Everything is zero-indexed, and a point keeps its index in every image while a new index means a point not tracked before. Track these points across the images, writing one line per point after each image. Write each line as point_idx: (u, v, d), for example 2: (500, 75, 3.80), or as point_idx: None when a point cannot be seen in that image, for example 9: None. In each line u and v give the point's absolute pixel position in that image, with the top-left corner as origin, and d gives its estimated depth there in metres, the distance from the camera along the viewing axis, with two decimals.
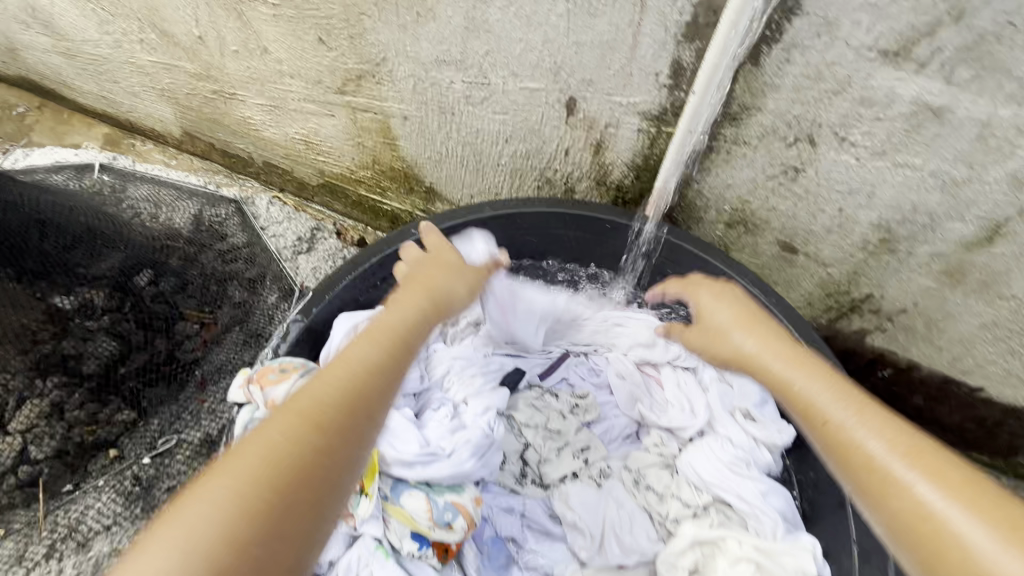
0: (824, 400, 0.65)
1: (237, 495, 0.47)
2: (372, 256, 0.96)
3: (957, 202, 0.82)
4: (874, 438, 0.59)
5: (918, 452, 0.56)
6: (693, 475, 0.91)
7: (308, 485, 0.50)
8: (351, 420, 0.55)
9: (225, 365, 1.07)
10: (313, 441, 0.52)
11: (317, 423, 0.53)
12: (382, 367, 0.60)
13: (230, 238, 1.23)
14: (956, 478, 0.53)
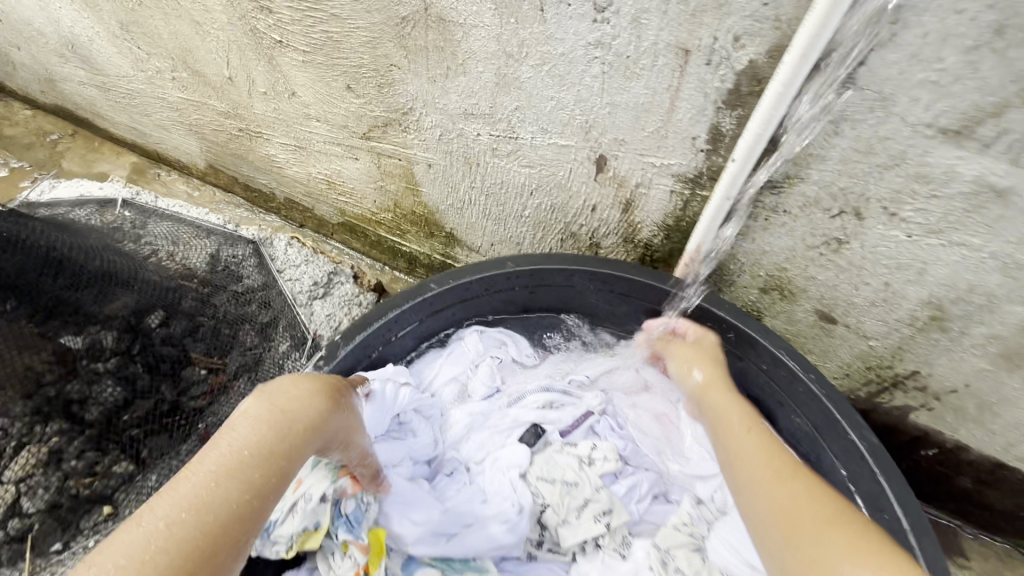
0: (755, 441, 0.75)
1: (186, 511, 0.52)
2: (387, 311, 0.92)
3: (1019, 285, 0.76)
4: (792, 492, 0.67)
5: (830, 509, 0.64)
6: (720, 555, 0.82)
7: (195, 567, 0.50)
8: (251, 514, 0.55)
9: (230, 418, 1.02)
10: (222, 516, 0.53)
11: (241, 497, 0.54)
12: (272, 470, 0.58)
13: (245, 279, 1.20)
14: (847, 524, 0.61)
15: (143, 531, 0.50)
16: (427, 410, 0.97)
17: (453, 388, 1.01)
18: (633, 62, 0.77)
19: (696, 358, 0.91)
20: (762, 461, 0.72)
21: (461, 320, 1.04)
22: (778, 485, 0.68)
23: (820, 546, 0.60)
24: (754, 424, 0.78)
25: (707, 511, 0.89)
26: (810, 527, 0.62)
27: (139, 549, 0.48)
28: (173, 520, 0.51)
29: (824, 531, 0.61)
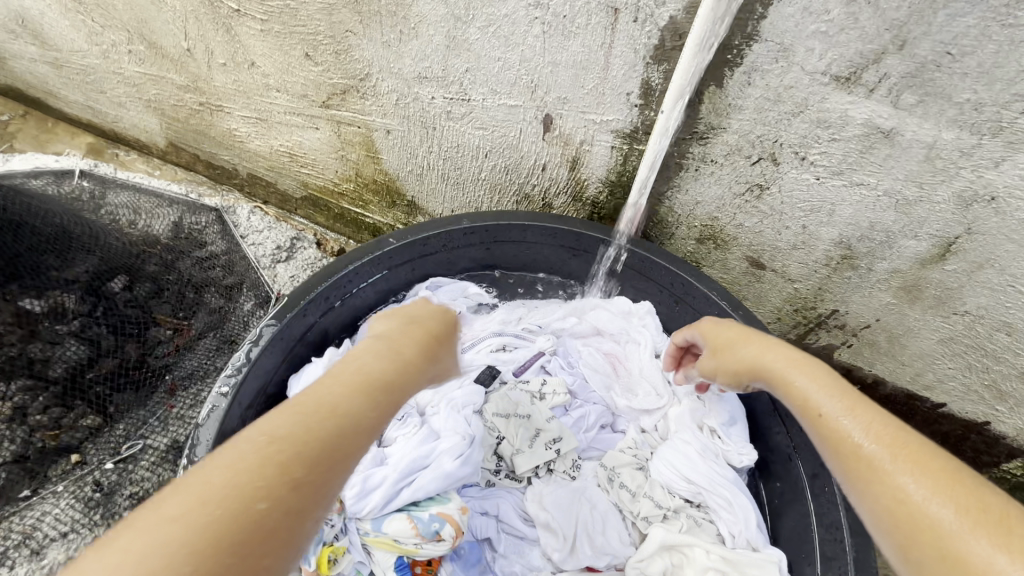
0: (824, 401, 0.61)
1: (298, 420, 0.47)
2: (348, 264, 0.96)
3: (910, 220, 0.86)
4: (914, 484, 0.50)
5: (969, 502, 0.47)
6: (661, 472, 0.87)
7: (269, 521, 0.41)
8: (336, 463, 0.47)
9: (197, 371, 1.06)
10: (310, 462, 0.45)
11: (336, 431, 0.48)
12: (369, 412, 0.52)
13: (209, 246, 1.22)
14: (999, 520, 0.44)
15: (225, 454, 0.43)
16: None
17: None
18: (569, 22, 0.84)
19: (742, 338, 0.76)
20: (860, 441, 0.56)
21: (417, 277, 1.09)
22: (895, 472, 0.51)
23: (977, 557, 0.43)
24: (815, 378, 0.64)
25: (651, 438, 0.95)
26: (960, 535, 0.45)
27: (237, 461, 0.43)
28: (270, 437, 0.45)
29: (981, 535, 0.44)
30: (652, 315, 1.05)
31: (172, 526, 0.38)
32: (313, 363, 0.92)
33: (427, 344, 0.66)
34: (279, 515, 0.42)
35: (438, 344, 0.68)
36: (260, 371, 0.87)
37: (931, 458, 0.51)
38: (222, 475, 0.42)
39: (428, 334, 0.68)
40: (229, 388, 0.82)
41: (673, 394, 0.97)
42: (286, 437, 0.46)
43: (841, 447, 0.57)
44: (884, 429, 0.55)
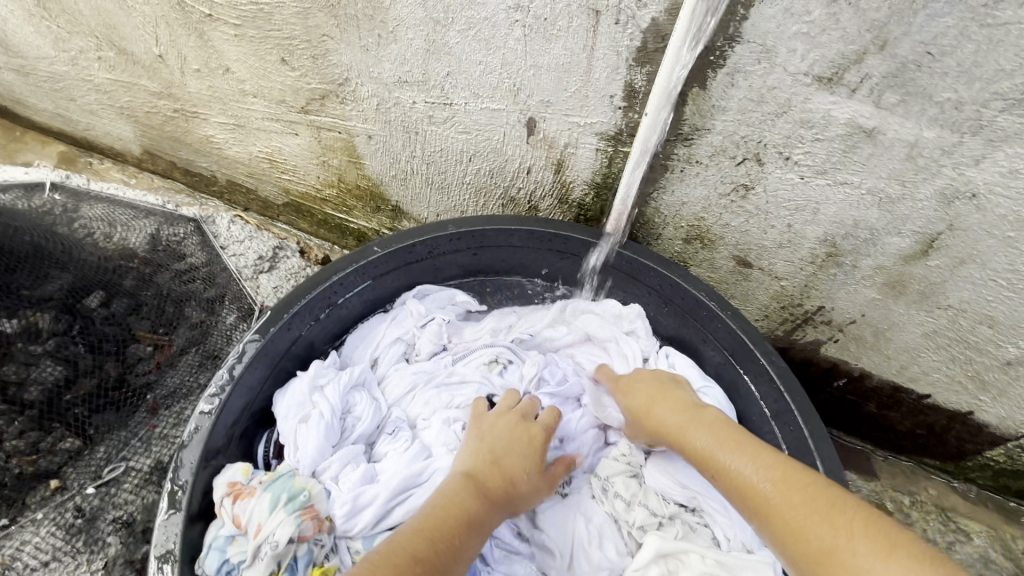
0: (722, 453, 0.71)
1: (429, 523, 0.65)
2: (335, 275, 0.94)
3: (893, 217, 0.87)
4: (802, 518, 0.60)
5: (847, 521, 0.57)
6: (656, 479, 0.86)
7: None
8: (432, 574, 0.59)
9: (179, 389, 1.03)
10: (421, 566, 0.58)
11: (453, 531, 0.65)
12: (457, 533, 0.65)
13: (188, 258, 1.19)
14: (868, 532, 0.55)
15: (383, 552, 0.58)
16: (363, 378, 0.93)
17: (398, 348, 1.01)
18: (550, 25, 0.83)
19: (653, 396, 0.86)
20: (759, 483, 0.65)
21: (402, 285, 1.07)
22: (794, 511, 0.61)
23: (862, 568, 0.53)
24: (710, 432, 0.74)
25: None
26: (846, 552, 0.55)
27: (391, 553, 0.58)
28: (412, 554, 0.59)
29: (857, 547, 0.54)
30: (642, 319, 1.03)
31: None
32: (298, 377, 0.89)
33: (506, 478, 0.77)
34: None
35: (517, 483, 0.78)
36: (245, 388, 0.85)
37: (818, 492, 0.61)
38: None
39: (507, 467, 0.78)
40: (213, 407, 0.81)
41: None
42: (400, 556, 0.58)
43: (745, 493, 0.66)
44: (774, 473, 0.65)
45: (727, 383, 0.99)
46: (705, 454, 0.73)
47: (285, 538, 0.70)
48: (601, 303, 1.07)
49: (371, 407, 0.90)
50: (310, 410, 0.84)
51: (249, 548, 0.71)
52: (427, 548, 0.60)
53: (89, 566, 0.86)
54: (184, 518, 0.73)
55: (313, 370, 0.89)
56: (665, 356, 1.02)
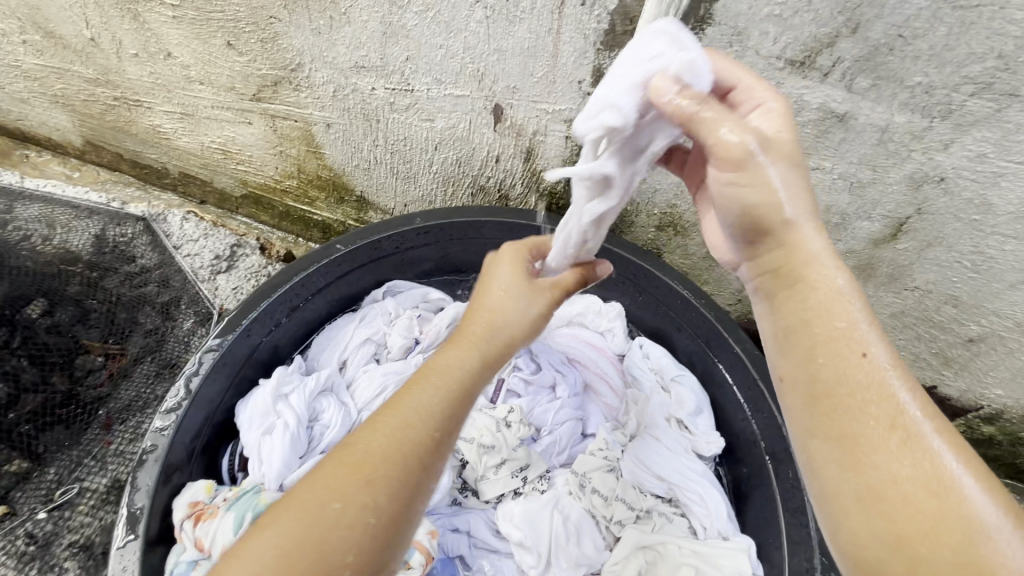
0: (841, 303, 0.49)
1: (387, 451, 0.49)
2: (295, 274, 0.89)
3: (864, 202, 0.86)
4: (936, 438, 0.45)
5: (973, 463, 0.44)
6: (635, 473, 0.86)
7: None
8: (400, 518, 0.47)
9: (134, 402, 0.98)
10: (379, 517, 0.47)
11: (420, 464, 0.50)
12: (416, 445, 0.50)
13: (139, 260, 1.11)
14: (994, 487, 0.44)
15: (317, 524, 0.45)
16: (330, 383, 0.90)
17: (367, 349, 0.96)
18: (513, 6, 0.78)
19: (777, 151, 0.48)
20: (884, 367, 0.47)
21: (370, 283, 1.03)
22: (913, 444, 0.45)
23: (983, 536, 0.41)
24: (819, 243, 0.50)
25: (620, 433, 0.92)
26: (964, 495, 0.42)
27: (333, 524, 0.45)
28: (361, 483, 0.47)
29: (983, 502, 0.42)
30: (620, 317, 1.02)
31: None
32: (259, 387, 0.84)
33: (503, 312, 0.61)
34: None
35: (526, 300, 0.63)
36: (203, 401, 0.80)
37: (943, 421, 0.46)
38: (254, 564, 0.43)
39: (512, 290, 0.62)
40: (171, 424, 0.76)
41: (639, 388, 0.97)
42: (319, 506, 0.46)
43: (844, 371, 0.47)
44: (903, 372, 0.47)
45: (701, 371, 0.99)
46: (814, 283, 0.50)
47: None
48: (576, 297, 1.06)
49: (340, 412, 0.86)
50: (275, 418, 0.81)
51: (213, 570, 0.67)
52: (379, 495, 0.47)
53: None
54: (143, 544, 0.68)
55: (276, 376, 0.85)
56: (637, 346, 1.02)
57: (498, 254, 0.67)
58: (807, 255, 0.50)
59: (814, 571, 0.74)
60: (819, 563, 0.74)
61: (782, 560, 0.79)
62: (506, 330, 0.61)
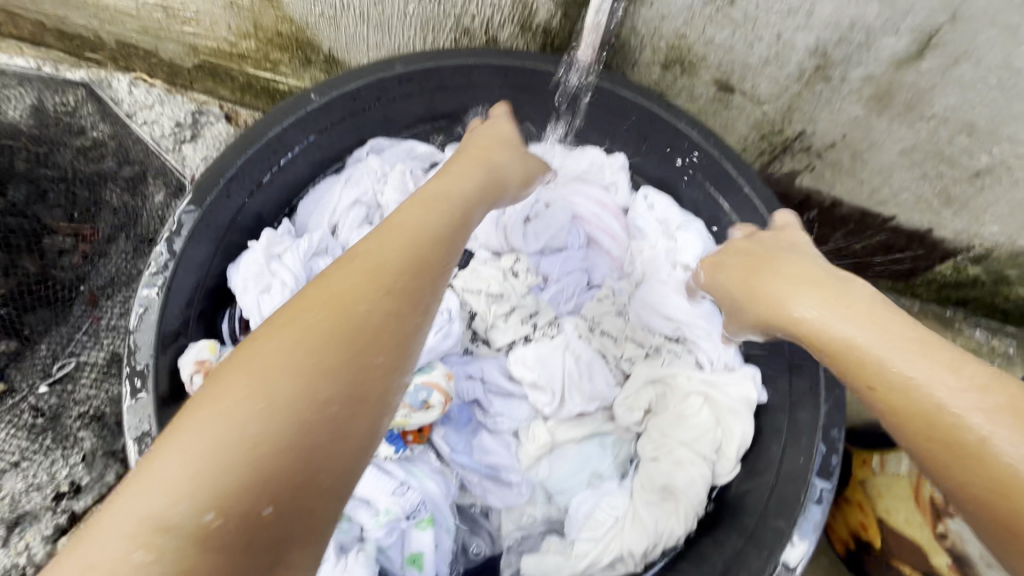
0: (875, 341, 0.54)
1: (374, 282, 0.49)
2: (270, 128, 0.81)
3: (894, 13, 0.78)
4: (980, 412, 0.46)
5: None
6: (642, 317, 0.87)
7: (295, 405, 0.41)
8: (376, 337, 0.47)
9: (117, 278, 0.91)
10: (389, 339, 0.48)
11: (403, 305, 0.50)
12: (380, 273, 0.50)
13: (90, 131, 0.97)
14: None
15: (317, 351, 0.44)
16: (324, 245, 0.85)
17: (358, 212, 0.90)
18: None
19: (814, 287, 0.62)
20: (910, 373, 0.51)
21: (353, 141, 0.95)
22: (997, 437, 0.45)
23: None
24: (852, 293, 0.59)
25: (626, 283, 0.92)
26: None
27: (330, 343, 0.45)
28: (349, 305, 0.47)
29: None
30: (623, 170, 0.98)
31: (217, 429, 0.40)
32: (248, 249, 0.79)
33: (472, 163, 0.72)
34: (310, 410, 0.42)
35: (493, 156, 0.75)
36: (191, 264, 0.76)
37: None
38: (229, 385, 0.42)
39: (476, 150, 0.74)
40: (160, 282, 0.71)
41: (643, 238, 0.95)
42: (294, 326, 0.46)
43: (887, 406, 0.52)
44: (935, 361, 0.51)
45: (707, 217, 0.97)
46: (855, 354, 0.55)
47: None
48: (580, 150, 1.00)
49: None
50: (271, 278, 0.77)
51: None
52: (368, 331, 0.47)
53: (66, 461, 0.81)
54: (154, 400, 0.66)
55: (265, 238, 0.79)
56: (642, 197, 0.96)
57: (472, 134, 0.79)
58: (840, 337, 0.57)
59: (817, 390, 0.76)
60: (822, 382, 0.75)
61: (785, 386, 0.81)
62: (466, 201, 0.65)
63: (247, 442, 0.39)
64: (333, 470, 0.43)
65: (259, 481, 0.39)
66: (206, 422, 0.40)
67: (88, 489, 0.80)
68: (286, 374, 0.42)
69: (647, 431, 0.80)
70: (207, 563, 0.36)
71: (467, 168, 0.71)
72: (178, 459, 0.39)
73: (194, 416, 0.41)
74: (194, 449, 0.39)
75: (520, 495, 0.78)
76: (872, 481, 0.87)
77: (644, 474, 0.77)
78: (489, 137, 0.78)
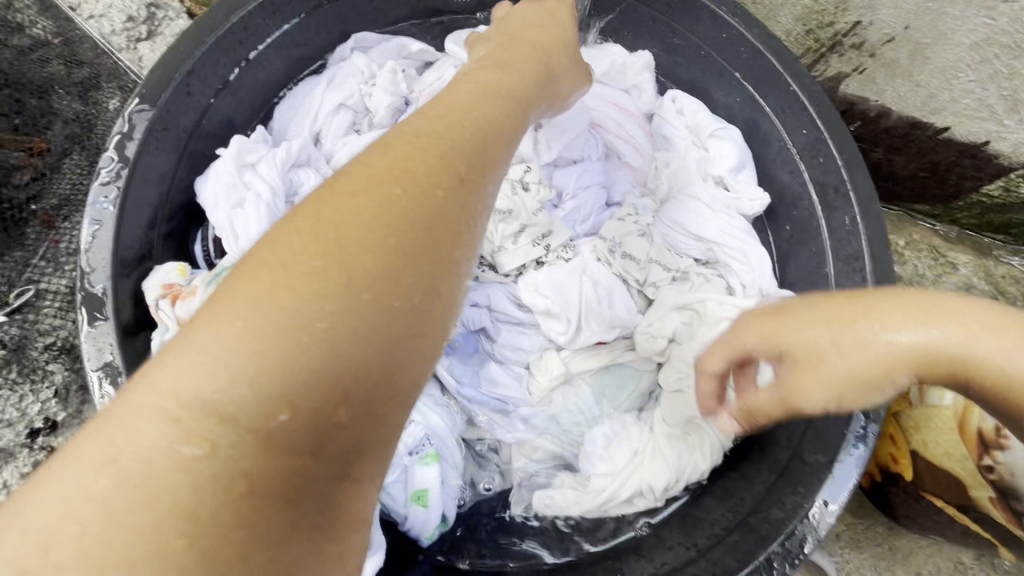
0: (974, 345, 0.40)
1: (442, 116, 0.39)
2: (230, 12, 0.68)
3: None
4: None
5: None
6: (668, 237, 0.78)
7: (379, 279, 0.31)
8: (472, 209, 0.36)
9: (73, 197, 0.80)
10: (465, 177, 0.36)
11: (479, 142, 0.38)
12: (476, 133, 0.39)
13: (31, 28, 0.85)
14: None
15: (384, 181, 0.33)
16: (306, 155, 0.74)
17: (343, 118, 0.79)
18: None
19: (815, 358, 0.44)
20: None
21: (334, 36, 0.81)
22: None
23: None
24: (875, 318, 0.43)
25: (650, 200, 0.82)
26: None
27: (398, 173, 0.34)
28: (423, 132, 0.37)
29: None
30: (649, 70, 0.85)
31: (279, 297, 0.29)
32: (219, 158, 0.69)
33: (535, 52, 0.55)
34: (396, 291, 0.31)
35: (550, 51, 0.58)
36: (150, 173, 0.65)
37: None
38: (288, 229, 0.31)
39: (533, 39, 0.57)
40: (113, 193, 0.61)
41: (670, 149, 0.84)
42: (372, 174, 0.34)
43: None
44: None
45: (744, 124, 0.85)
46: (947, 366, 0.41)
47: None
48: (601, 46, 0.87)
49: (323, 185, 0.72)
50: (246, 188, 0.67)
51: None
52: (441, 164, 0.35)
53: (38, 396, 0.72)
54: (118, 327, 0.58)
55: (235, 145, 0.68)
56: (670, 100, 0.85)
57: (512, 13, 0.65)
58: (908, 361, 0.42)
59: None
60: None
61: None
62: (527, 63, 0.53)
63: (298, 295, 0.29)
64: (418, 372, 0.32)
65: (338, 371, 0.28)
66: (262, 274, 0.30)
67: (66, 425, 0.72)
68: (367, 234, 0.31)
69: (669, 360, 0.71)
70: (263, 463, 0.27)
71: (530, 50, 0.55)
72: (230, 332, 0.28)
73: (250, 279, 0.30)
74: (252, 316, 0.28)
75: (531, 428, 0.72)
76: (906, 413, 0.79)
77: (666, 406, 0.70)
78: (538, 14, 0.64)
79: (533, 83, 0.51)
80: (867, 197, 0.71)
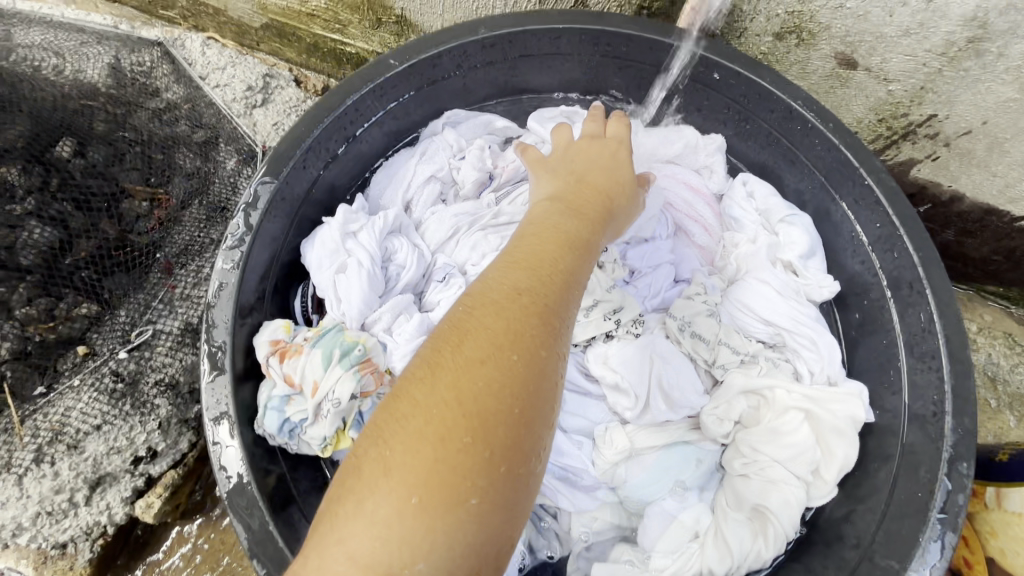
0: None
1: (522, 275, 0.46)
2: (347, 97, 0.76)
3: None
4: None
5: None
6: (735, 318, 0.80)
7: (510, 452, 0.39)
8: (555, 366, 0.43)
9: (190, 246, 0.90)
10: (548, 337, 0.44)
11: (554, 299, 0.46)
12: (565, 295, 0.47)
13: (163, 94, 0.96)
14: None
15: (484, 354, 0.41)
16: (400, 223, 0.80)
17: (433, 188, 0.86)
18: None
19: None
20: None
21: (429, 112, 0.89)
22: None
23: None
24: None
25: (718, 279, 0.84)
26: None
27: (495, 343, 0.41)
28: (510, 296, 0.44)
29: None
30: (720, 154, 0.89)
31: (420, 467, 0.36)
32: (325, 225, 0.76)
33: (601, 197, 0.61)
34: (513, 455, 0.39)
35: (613, 197, 0.62)
36: (266, 238, 0.72)
37: None
38: (416, 402, 0.39)
39: (597, 184, 0.62)
40: (237, 257, 0.68)
41: (740, 230, 0.87)
42: (495, 352, 0.41)
43: None
44: None
45: (813, 210, 0.87)
46: None
47: (348, 395, 0.63)
48: (675, 129, 0.91)
49: (414, 252, 0.78)
50: (348, 256, 0.74)
51: (308, 406, 0.64)
52: (528, 328, 0.43)
53: (144, 427, 0.82)
54: (232, 379, 0.65)
55: (342, 216, 0.75)
56: (741, 183, 0.88)
57: (565, 145, 0.70)
58: None
59: (941, 415, 0.68)
60: (949, 407, 0.67)
61: (900, 406, 0.73)
62: (590, 205, 0.59)
63: (433, 467, 0.36)
64: (521, 517, 0.39)
65: (487, 534, 0.37)
66: (403, 447, 0.37)
67: (164, 455, 0.83)
68: (500, 414, 0.39)
69: (735, 443, 0.74)
70: None
71: (592, 195, 0.60)
72: (388, 508, 0.35)
73: (393, 450, 0.37)
74: (420, 493, 0.36)
75: (593, 498, 0.74)
76: (982, 515, 0.80)
77: (731, 490, 0.72)
78: (590, 150, 0.69)
79: (596, 225, 0.57)
80: (945, 298, 0.70)
